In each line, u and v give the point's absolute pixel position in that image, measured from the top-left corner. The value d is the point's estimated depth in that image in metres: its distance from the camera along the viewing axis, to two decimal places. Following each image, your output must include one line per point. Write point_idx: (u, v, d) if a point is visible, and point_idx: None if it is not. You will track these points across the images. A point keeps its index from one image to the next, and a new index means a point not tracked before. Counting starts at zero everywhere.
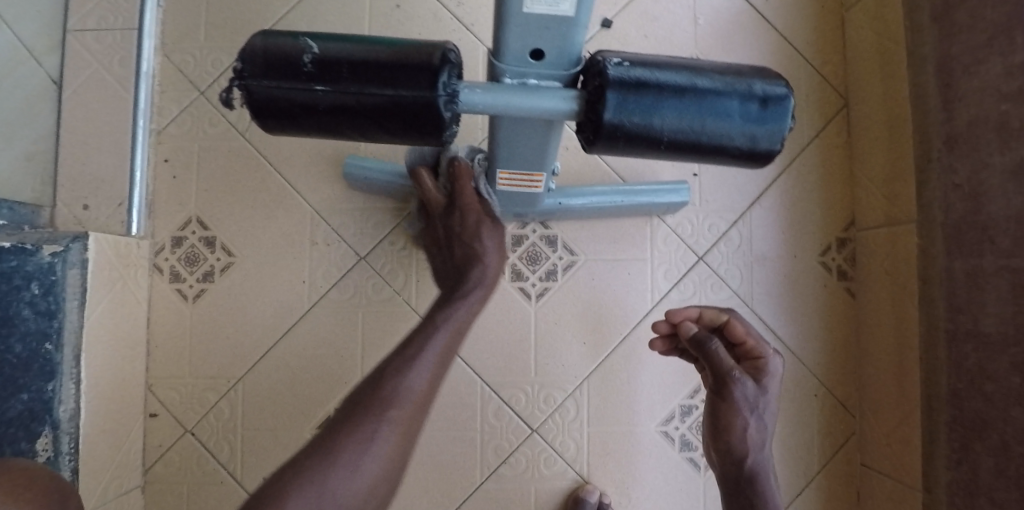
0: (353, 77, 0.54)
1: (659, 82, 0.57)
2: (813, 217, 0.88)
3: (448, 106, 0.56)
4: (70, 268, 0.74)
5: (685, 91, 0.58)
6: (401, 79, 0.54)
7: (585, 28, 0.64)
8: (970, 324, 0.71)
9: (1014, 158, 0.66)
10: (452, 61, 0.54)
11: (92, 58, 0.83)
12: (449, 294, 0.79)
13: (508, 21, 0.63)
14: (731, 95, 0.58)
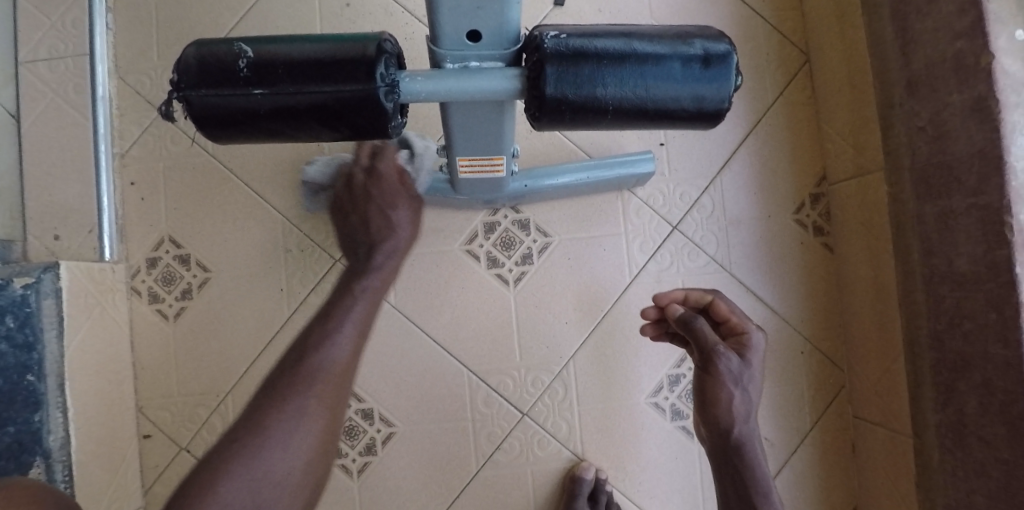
0: (290, 77, 0.53)
1: (596, 51, 0.53)
2: (785, 177, 0.90)
3: (389, 97, 0.55)
4: (44, 298, 0.73)
5: (624, 58, 0.53)
6: (336, 74, 0.53)
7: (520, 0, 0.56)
8: (944, 266, 0.72)
9: (971, 95, 0.67)
10: (388, 51, 0.55)
11: (48, 88, 0.84)
12: (357, 264, 0.77)
13: (437, 2, 0.55)
14: (673, 58, 0.54)
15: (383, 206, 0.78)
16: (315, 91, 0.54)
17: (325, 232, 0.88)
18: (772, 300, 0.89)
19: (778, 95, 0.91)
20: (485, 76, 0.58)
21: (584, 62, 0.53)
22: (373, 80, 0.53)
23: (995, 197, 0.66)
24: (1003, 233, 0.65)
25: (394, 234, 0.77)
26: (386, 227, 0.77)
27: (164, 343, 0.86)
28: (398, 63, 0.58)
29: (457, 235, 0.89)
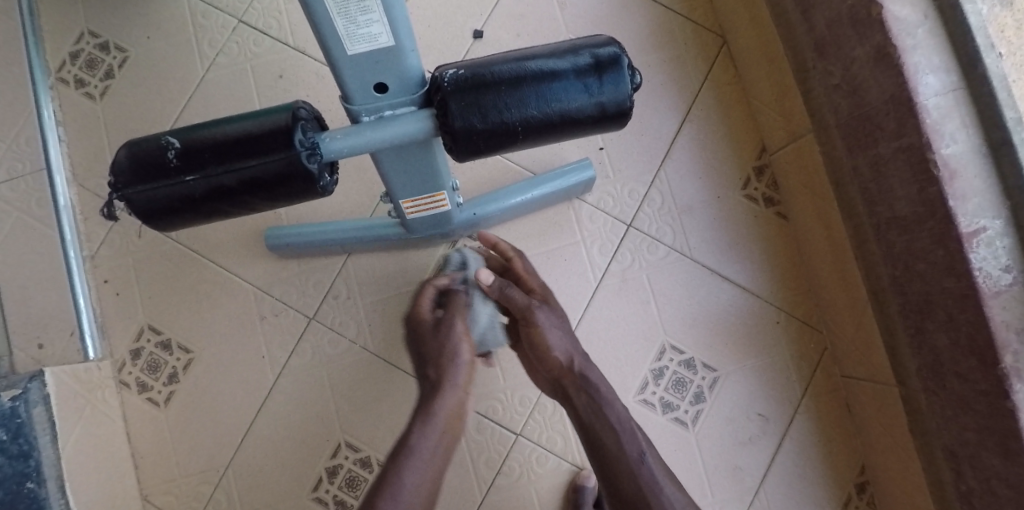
0: (217, 159, 0.57)
1: (493, 79, 0.56)
2: (727, 156, 0.92)
3: (311, 158, 0.59)
4: (33, 407, 0.76)
5: (521, 80, 0.57)
6: (259, 146, 0.57)
7: (414, 46, 0.59)
8: (887, 212, 0.73)
9: (871, 46, 0.69)
10: (303, 118, 0.59)
11: (12, 207, 0.88)
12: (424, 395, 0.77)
13: (337, 64, 0.58)
14: (566, 70, 0.57)
15: (443, 338, 0.78)
16: (243, 166, 0.57)
17: (295, 293, 0.90)
18: (739, 278, 0.90)
19: (704, 81, 0.94)
20: (400, 122, 0.61)
21: (483, 92, 0.56)
22: (293, 146, 0.57)
23: (916, 137, 0.67)
24: (930, 169, 0.66)
25: (450, 357, 0.77)
26: (454, 353, 0.77)
27: (158, 430, 0.88)
28: (317, 126, 0.62)
29: (422, 272, 0.91)
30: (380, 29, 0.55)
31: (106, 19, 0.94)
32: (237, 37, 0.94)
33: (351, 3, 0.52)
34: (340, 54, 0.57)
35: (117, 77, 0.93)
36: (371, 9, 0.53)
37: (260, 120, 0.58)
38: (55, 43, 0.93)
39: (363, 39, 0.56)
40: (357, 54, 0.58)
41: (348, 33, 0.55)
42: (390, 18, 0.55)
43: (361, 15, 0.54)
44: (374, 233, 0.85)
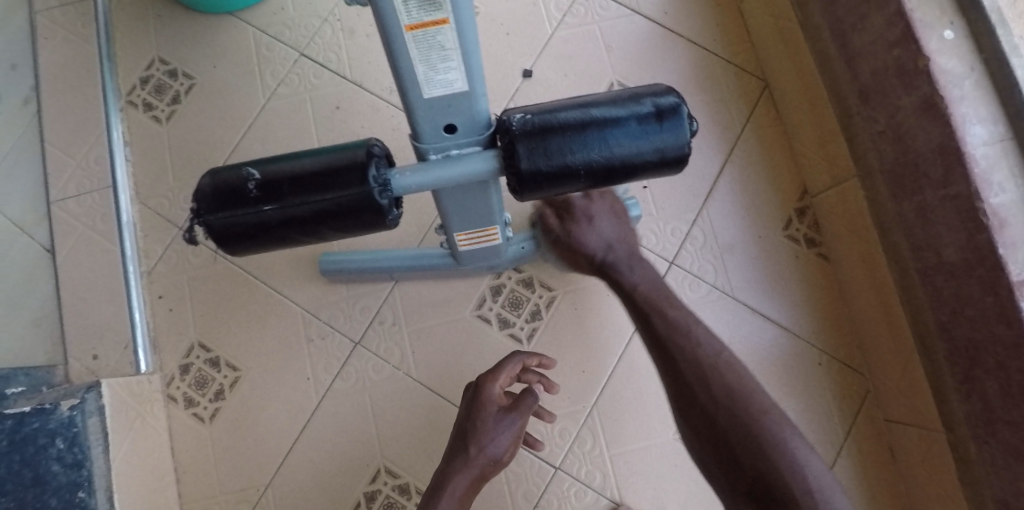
0: (295, 191, 0.60)
1: (559, 124, 0.59)
2: (769, 197, 0.94)
3: (383, 195, 0.62)
4: (89, 416, 0.78)
5: (586, 125, 0.59)
6: (335, 182, 0.60)
7: (485, 92, 0.63)
8: (934, 258, 0.74)
9: (919, 95, 0.72)
10: (377, 154, 0.62)
11: (77, 222, 0.91)
12: (455, 462, 0.78)
13: (412, 106, 0.63)
14: (629, 117, 0.60)
15: (491, 425, 0.79)
16: (319, 199, 0.60)
17: (342, 317, 0.92)
18: (780, 318, 0.91)
19: (746, 124, 0.97)
20: (465, 161, 0.65)
21: (550, 135, 0.59)
22: (368, 182, 0.60)
23: (964, 186, 0.68)
24: (979, 217, 0.67)
25: (482, 450, 0.78)
26: (490, 450, 0.78)
27: (202, 445, 0.89)
28: (387, 164, 0.65)
29: (467, 302, 0.93)
30: (456, 75, 0.60)
31: (175, 47, 0.99)
32: (298, 68, 0.98)
33: (432, 51, 0.57)
34: (416, 98, 0.62)
35: (182, 103, 0.97)
36: (451, 58, 0.58)
37: (336, 157, 0.62)
38: (127, 69, 0.98)
39: (439, 84, 0.60)
40: (432, 99, 0.62)
41: (427, 79, 0.60)
42: (466, 65, 0.60)
43: (440, 62, 0.58)
44: (424, 263, 0.87)
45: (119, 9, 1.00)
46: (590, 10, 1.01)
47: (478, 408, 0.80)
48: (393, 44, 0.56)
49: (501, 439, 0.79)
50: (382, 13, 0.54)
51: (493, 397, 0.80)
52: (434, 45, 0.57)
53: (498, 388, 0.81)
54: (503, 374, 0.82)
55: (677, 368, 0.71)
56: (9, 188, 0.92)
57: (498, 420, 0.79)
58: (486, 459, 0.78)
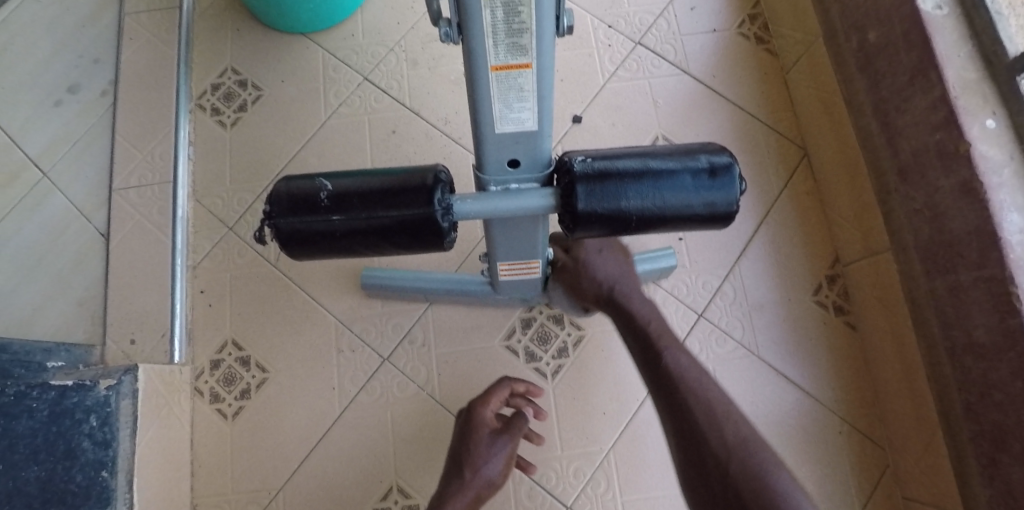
0: (362, 205, 0.64)
1: (618, 171, 0.62)
2: (801, 261, 0.96)
3: (444, 218, 0.65)
4: (122, 398, 0.79)
5: (643, 175, 0.63)
6: (401, 201, 0.64)
7: (551, 134, 0.69)
8: (964, 338, 0.76)
9: (957, 179, 0.75)
10: (443, 180, 0.66)
11: (135, 211, 0.95)
12: (453, 483, 0.80)
13: (483, 139, 0.68)
14: (683, 171, 0.63)
15: (483, 447, 0.82)
16: (384, 215, 0.64)
17: (374, 332, 0.94)
18: (804, 381, 0.92)
19: (783, 189, 1.00)
20: (526, 199, 0.68)
21: (608, 180, 0.62)
22: (432, 204, 0.64)
23: (998, 269, 0.71)
24: (1012, 301, 0.69)
25: (476, 473, 0.80)
26: (485, 472, 0.80)
27: (222, 441, 0.90)
28: (450, 190, 0.68)
29: (496, 331, 0.95)
30: (529, 115, 0.66)
31: (248, 59, 1.04)
32: (360, 91, 1.03)
33: (511, 91, 0.63)
34: (488, 132, 0.67)
35: (248, 112, 1.02)
36: (527, 99, 0.64)
37: (404, 178, 0.66)
38: (201, 74, 1.04)
39: (511, 122, 0.66)
40: (502, 134, 0.68)
41: (501, 115, 0.66)
42: (539, 107, 0.66)
43: (517, 102, 0.64)
44: (462, 287, 0.91)
45: (202, 20, 1.06)
46: (643, 65, 1.05)
47: (471, 431, 0.82)
48: (477, 82, 0.63)
49: (492, 461, 0.81)
50: (473, 54, 0.60)
51: (485, 420, 0.83)
52: (513, 87, 0.63)
53: (489, 411, 0.84)
54: (494, 397, 0.85)
55: (683, 411, 0.71)
56: (76, 173, 0.96)
57: (490, 443, 0.82)
58: (482, 480, 0.80)
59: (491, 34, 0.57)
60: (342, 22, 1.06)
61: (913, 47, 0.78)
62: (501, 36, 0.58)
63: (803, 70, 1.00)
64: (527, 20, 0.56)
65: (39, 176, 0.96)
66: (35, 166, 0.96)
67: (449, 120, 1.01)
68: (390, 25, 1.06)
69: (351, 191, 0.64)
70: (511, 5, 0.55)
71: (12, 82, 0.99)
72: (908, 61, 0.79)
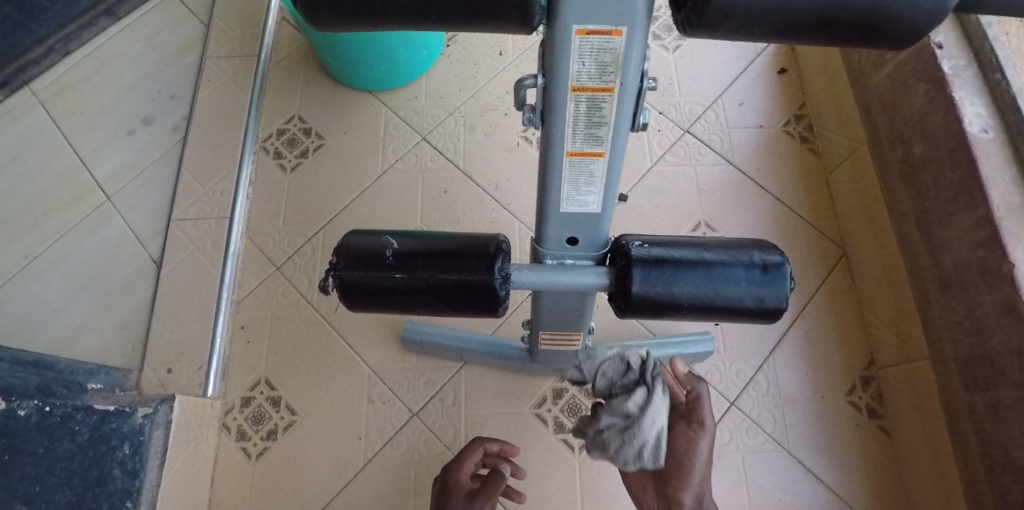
0: (425, 266, 0.66)
1: (673, 258, 0.65)
2: (836, 359, 0.97)
3: (502, 285, 0.67)
4: (156, 428, 0.80)
5: (696, 264, 0.65)
6: (464, 265, 0.66)
7: (612, 217, 0.71)
8: (1003, 456, 0.76)
9: (1000, 297, 0.77)
10: (505, 249, 0.68)
11: (189, 242, 0.98)
12: None
13: (546, 215, 0.71)
14: (736, 264, 0.65)
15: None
16: (445, 277, 0.66)
17: (406, 386, 0.95)
18: (833, 482, 0.91)
19: (821, 286, 1.02)
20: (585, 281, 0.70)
21: (663, 265, 0.64)
22: (493, 271, 0.66)
23: None
24: None
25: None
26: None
27: (242, 481, 0.90)
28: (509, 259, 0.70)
29: (528, 398, 0.95)
30: (594, 199, 0.68)
31: (314, 109, 1.09)
32: (418, 150, 1.07)
33: (582, 176, 0.66)
34: (553, 210, 0.70)
35: (308, 158, 1.06)
36: (595, 183, 0.67)
37: (467, 243, 0.68)
38: (268, 119, 1.08)
39: (576, 203, 0.69)
40: (566, 212, 0.70)
41: (568, 197, 0.68)
42: (605, 192, 0.68)
43: (585, 185, 0.67)
44: (500, 350, 0.93)
45: (276, 69, 1.12)
46: (690, 153, 1.09)
47: (447, 494, 0.80)
48: (550, 164, 0.65)
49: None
50: (551, 139, 0.63)
51: (461, 483, 0.81)
52: (584, 171, 0.66)
53: (461, 473, 0.82)
54: (466, 458, 0.83)
55: None
56: (138, 200, 1.00)
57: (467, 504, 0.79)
58: None
59: (571, 123, 0.60)
60: (407, 83, 1.12)
61: (959, 166, 0.82)
62: (581, 127, 0.61)
63: (845, 173, 1.03)
64: (607, 114, 0.59)
65: (103, 199, 1.00)
66: (100, 190, 1.01)
67: (500, 185, 1.05)
68: (452, 91, 1.11)
69: (416, 251, 0.66)
70: (595, 100, 0.58)
71: (92, 109, 1.06)
72: (953, 178, 0.83)
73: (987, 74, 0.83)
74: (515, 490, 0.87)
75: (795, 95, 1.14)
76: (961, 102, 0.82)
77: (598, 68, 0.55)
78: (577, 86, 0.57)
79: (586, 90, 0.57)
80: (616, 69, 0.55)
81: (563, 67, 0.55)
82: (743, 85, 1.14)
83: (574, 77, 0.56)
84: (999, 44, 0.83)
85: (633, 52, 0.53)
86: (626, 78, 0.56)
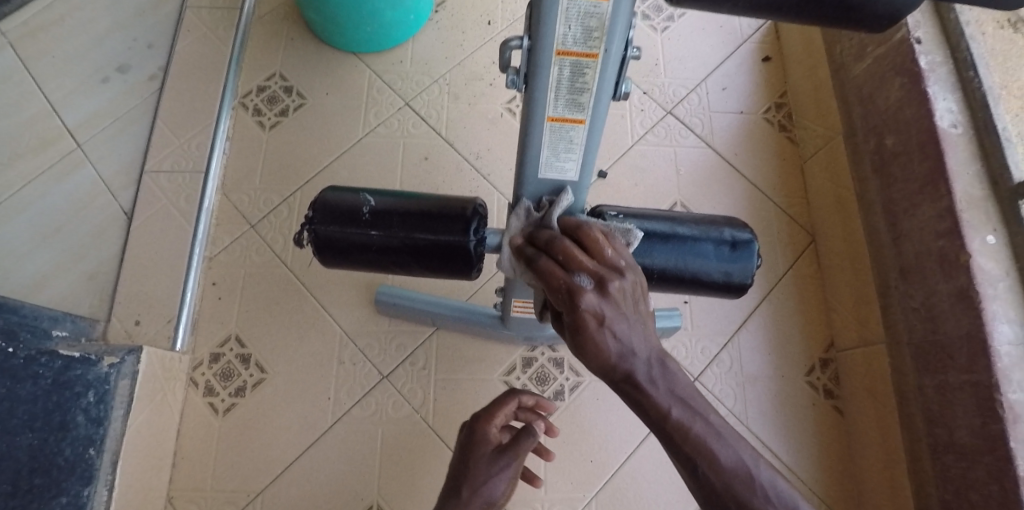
0: (401, 225, 0.67)
1: (646, 230, 0.66)
2: (798, 341, 1.00)
3: (476, 249, 0.67)
4: (122, 378, 0.80)
5: (668, 237, 0.66)
6: (439, 226, 0.66)
7: (588, 187, 0.72)
8: (947, 436, 0.80)
9: (955, 285, 0.80)
10: (480, 213, 0.68)
11: (163, 195, 0.97)
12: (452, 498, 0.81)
13: (523, 181, 0.71)
14: (706, 240, 0.66)
15: (485, 466, 0.82)
16: (419, 237, 0.67)
17: (377, 349, 0.96)
18: (787, 457, 0.94)
19: (788, 268, 1.04)
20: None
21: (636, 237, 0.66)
22: (466, 234, 0.66)
23: (985, 375, 0.75)
24: (996, 408, 0.74)
25: (479, 489, 0.81)
26: (487, 492, 0.81)
27: (209, 436, 0.90)
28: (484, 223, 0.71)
29: (497, 366, 0.96)
30: (572, 167, 0.69)
31: (297, 67, 1.08)
32: (400, 115, 1.07)
33: (561, 143, 0.66)
34: (530, 176, 0.70)
35: (288, 117, 1.05)
36: (574, 151, 0.68)
37: (444, 204, 0.68)
38: (249, 75, 1.07)
39: (554, 169, 0.69)
40: (544, 179, 0.70)
41: (547, 163, 0.69)
42: (583, 161, 0.69)
43: (564, 152, 0.67)
44: (471, 317, 0.94)
45: (259, 24, 1.10)
46: (671, 134, 1.11)
47: (475, 447, 0.82)
48: (531, 128, 0.66)
49: (496, 476, 0.82)
50: (534, 102, 0.63)
51: (490, 438, 0.83)
52: (564, 137, 0.66)
53: (492, 429, 0.83)
54: (500, 410, 0.85)
55: None
56: (110, 149, 0.98)
57: (495, 456, 0.82)
58: (482, 500, 0.81)
59: (554, 87, 0.61)
60: (393, 47, 1.11)
61: (926, 159, 0.85)
62: (564, 92, 0.61)
63: (819, 161, 1.06)
64: (590, 81, 0.60)
65: (73, 146, 0.98)
66: (71, 136, 0.98)
67: (481, 156, 1.05)
68: (438, 58, 1.11)
69: (392, 210, 0.67)
70: (578, 65, 0.59)
71: (64, 52, 1.03)
72: (920, 170, 0.85)
73: (962, 71, 0.86)
74: (545, 448, 0.89)
75: (777, 83, 1.16)
76: (934, 97, 0.85)
77: (584, 33, 0.56)
78: (562, 50, 0.58)
79: (570, 54, 0.58)
80: (602, 35, 0.56)
81: (549, 29, 0.56)
82: (727, 70, 1.16)
83: (558, 41, 0.57)
84: (975, 42, 0.86)
85: (618, 19, 0.54)
86: (610, 44, 0.57)
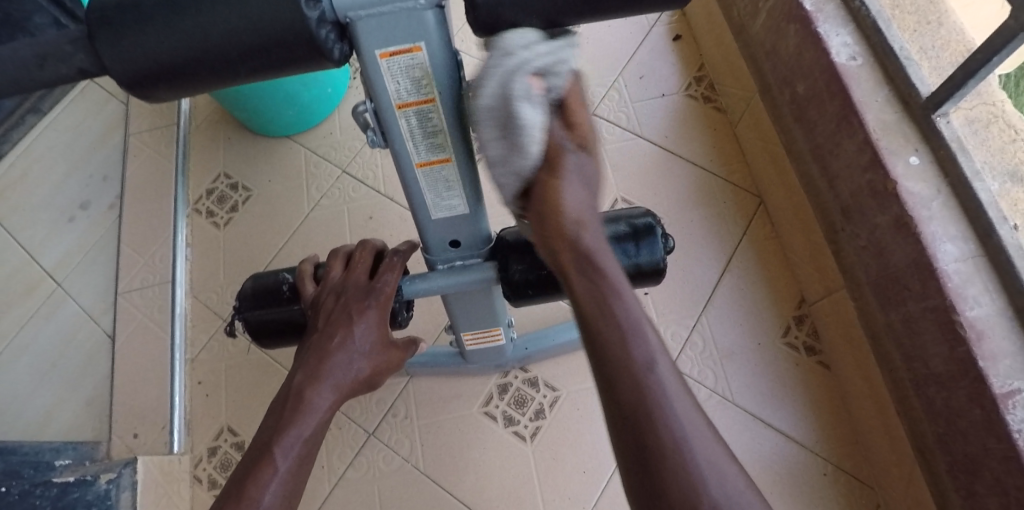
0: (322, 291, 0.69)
1: None
2: (767, 304, 0.99)
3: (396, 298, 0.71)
4: (121, 491, 0.83)
5: None
6: None
7: (484, 213, 0.70)
8: (924, 369, 0.76)
9: (891, 215, 0.77)
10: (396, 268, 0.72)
11: (138, 311, 1.04)
12: (306, 377, 0.64)
13: (422, 224, 0.70)
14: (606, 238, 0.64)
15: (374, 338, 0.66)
16: None
17: (359, 409, 0.99)
18: (781, 423, 0.92)
19: (744, 233, 1.03)
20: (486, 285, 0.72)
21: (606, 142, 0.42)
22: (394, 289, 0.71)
23: (940, 299, 0.72)
24: (957, 329, 0.71)
25: (346, 377, 0.65)
26: (361, 365, 0.66)
27: None
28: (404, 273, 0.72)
29: (475, 399, 0.98)
30: (460, 202, 0.67)
31: (239, 164, 1.15)
32: (340, 184, 1.12)
33: (439, 184, 0.65)
34: (425, 219, 0.70)
35: (239, 212, 1.12)
36: (454, 188, 0.66)
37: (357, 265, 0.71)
38: (198, 180, 1.15)
39: (443, 208, 0.68)
40: (439, 219, 0.70)
41: (434, 205, 0.68)
42: (468, 194, 0.67)
43: (446, 192, 0.66)
44: (436, 360, 0.96)
45: (198, 133, 1.18)
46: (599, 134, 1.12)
47: (363, 312, 0.65)
48: (406, 178, 0.64)
49: (370, 356, 0.67)
50: (397, 153, 0.62)
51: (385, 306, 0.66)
52: (440, 179, 0.65)
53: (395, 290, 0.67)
54: (333, 261, 0.69)
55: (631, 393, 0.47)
56: (86, 281, 1.07)
57: (357, 315, 0.65)
58: (354, 376, 0.66)
59: (409, 137, 0.59)
60: (321, 122, 1.16)
61: (835, 98, 0.83)
62: (420, 139, 0.60)
63: (746, 123, 1.06)
64: (440, 123, 0.58)
65: (54, 286, 1.07)
66: (50, 277, 1.07)
67: None
68: None
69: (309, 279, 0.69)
70: (422, 112, 0.57)
71: (32, 204, 1.13)
72: (832, 109, 0.84)
73: (849, 3, 0.85)
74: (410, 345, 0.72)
75: (693, 59, 1.17)
76: (827, 36, 0.84)
77: (413, 84, 0.54)
78: (401, 103, 0.56)
79: (410, 105, 0.56)
80: (430, 81, 0.54)
81: (380, 88, 0.54)
82: (642, 59, 1.17)
83: (394, 96, 0.55)
84: None
85: (439, 62, 0.52)
86: (443, 87, 0.55)
